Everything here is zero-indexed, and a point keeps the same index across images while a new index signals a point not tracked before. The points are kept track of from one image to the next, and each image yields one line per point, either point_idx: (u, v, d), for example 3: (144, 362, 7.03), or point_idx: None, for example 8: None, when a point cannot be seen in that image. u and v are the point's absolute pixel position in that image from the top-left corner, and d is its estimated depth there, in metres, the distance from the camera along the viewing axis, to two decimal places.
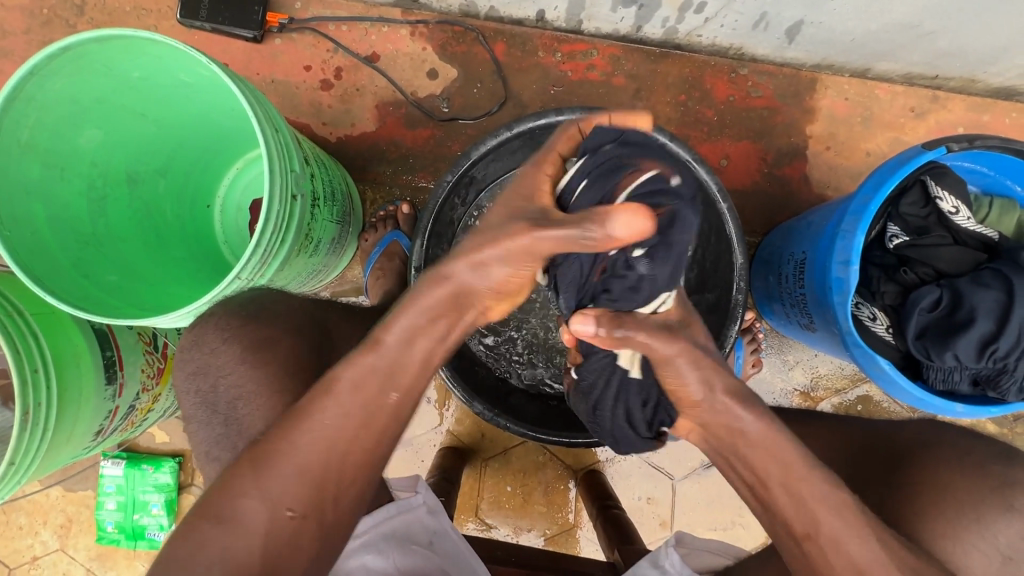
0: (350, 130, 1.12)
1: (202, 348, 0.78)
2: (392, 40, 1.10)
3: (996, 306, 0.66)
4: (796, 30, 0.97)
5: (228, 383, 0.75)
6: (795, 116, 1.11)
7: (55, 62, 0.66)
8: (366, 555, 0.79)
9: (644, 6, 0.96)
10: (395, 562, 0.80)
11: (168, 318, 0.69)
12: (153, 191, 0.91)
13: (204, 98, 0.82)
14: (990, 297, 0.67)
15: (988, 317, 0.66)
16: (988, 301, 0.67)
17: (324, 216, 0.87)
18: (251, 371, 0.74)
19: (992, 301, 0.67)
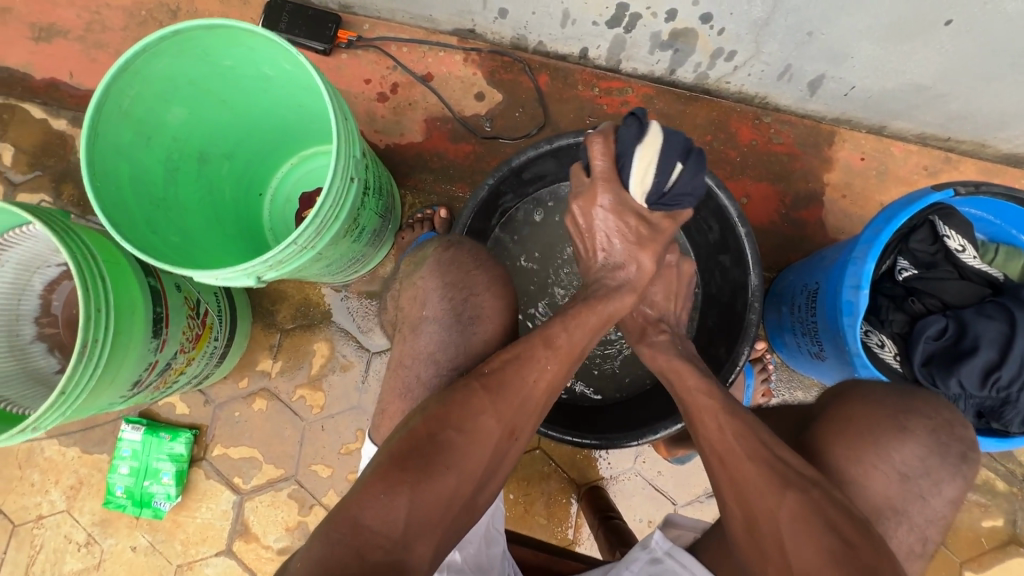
0: (399, 139, 1.21)
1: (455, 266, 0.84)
2: (446, 63, 1.21)
3: (999, 337, 0.70)
4: (817, 83, 1.05)
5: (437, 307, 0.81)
6: (814, 164, 1.19)
7: (166, 43, 0.76)
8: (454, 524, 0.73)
9: (678, 51, 1.06)
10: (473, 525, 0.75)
11: (228, 273, 0.75)
12: (217, 172, 0.99)
13: (280, 93, 0.92)
14: (993, 329, 0.71)
15: (990, 347, 0.70)
16: (991, 333, 0.71)
17: (371, 206, 0.95)
18: (462, 301, 0.81)
19: (994, 332, 0.71)
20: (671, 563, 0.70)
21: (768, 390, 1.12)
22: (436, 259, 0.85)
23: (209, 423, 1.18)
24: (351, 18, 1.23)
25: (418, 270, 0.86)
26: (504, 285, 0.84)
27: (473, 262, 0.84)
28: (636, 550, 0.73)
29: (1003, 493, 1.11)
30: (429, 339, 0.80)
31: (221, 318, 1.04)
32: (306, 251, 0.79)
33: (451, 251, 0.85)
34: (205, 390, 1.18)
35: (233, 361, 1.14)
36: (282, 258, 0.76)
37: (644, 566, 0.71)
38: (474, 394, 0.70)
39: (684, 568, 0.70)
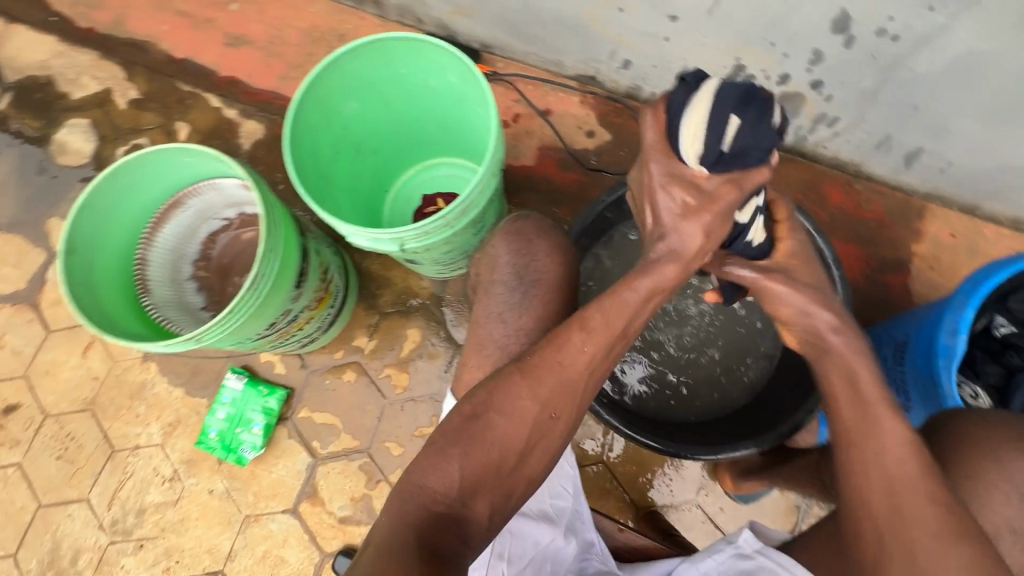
0: (513, 161, 1.36)
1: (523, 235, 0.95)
2: (564, 102, 1.37)
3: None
4: (914, 156, 1.13)
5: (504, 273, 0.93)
6: (902, 234, 1.24)
7: (368, 46, 0.94)
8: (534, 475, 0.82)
9: (783, 113, 1.17)
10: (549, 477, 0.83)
11: (381, 235, 0.88)
12: (364, 164, 1.15)
13: (435, 103, 1.08)
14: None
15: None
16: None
17: (494, 208, 1.07)
18: (525, 266, 0.92)
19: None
20: (762, 560, 0.76)
21: None
22: (505, 228, 0.96)
23: (301, 386, 1.28)
24: (488, 56, 1.42)
25: (490, 237, 0.98)
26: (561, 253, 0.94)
27: (535, 232, 0.95)
28: (722, 544, 0.79)
29: None
30: (499, 300, 0.91)
31: (338, 290, 1.17)
32: (445, 229, 0.91)
33: (517, 222, 0.97)
34: (303, 356, 1.29)
35: (335, 333, 1.25)
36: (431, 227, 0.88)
37: (732, 559, 0.77)
38: (515, 377, 0.70)
39: (781, 567, 0.74)
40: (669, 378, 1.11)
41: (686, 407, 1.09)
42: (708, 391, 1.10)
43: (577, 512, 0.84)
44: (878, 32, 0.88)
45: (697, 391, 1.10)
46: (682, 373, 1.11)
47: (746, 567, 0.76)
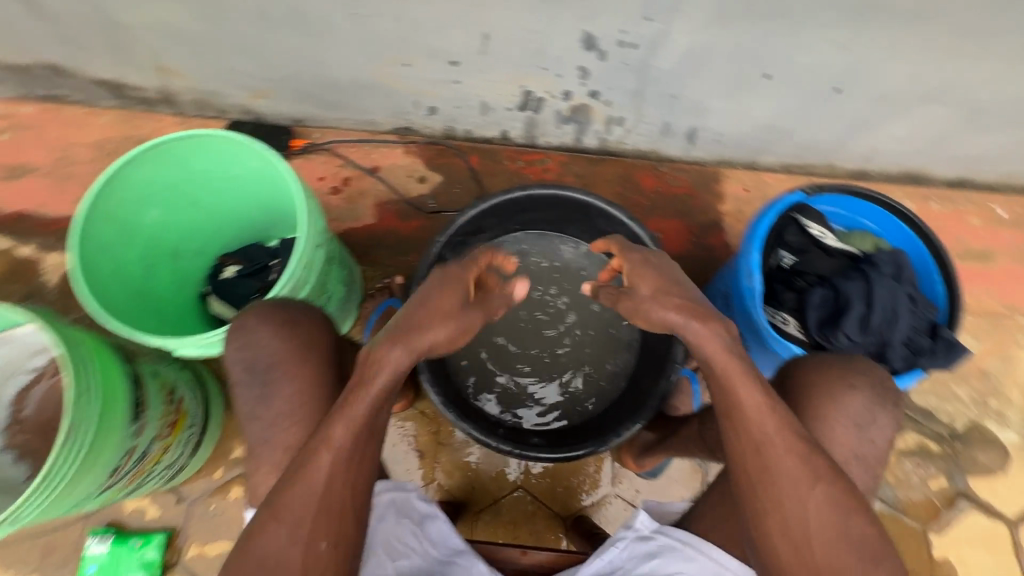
0: (355, 223, 1.37)
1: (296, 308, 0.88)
2: (389, 156, 1.41)
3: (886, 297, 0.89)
4: (693, 134, 1.31)
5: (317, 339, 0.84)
6: (708, 198, 1.43)
7: (148, 153, 0.90)
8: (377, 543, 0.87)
9: (579, 123, 1.30)
10: (392, 534, 0.88)
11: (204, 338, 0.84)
12: (189, 267, 1.09)
13: (247, 189, 1.05)
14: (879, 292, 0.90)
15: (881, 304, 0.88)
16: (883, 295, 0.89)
17: (335, 276, 1.06)
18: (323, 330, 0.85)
19: (884, 295, 0.89)
20: (661, 539, 0.88)
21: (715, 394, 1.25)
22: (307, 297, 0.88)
23: (183, 522, 1.15)
24: (303, 129, 1.42)
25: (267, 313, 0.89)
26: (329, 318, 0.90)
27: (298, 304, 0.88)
28: (624, 530, 0.90)
29: (936, 453, 1.26)
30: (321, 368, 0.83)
31: (195, 406, 1.08)
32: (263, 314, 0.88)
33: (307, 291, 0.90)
34: (177, 488, 1.17)
35: (206, 452, 1.14)
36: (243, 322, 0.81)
37: (634, 543, 0.89)
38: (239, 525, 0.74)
39: (681, 542, 0.87)
40: (552, 390, 1.16)
41: (576, 410, 1.14)
42: (592, 389, 1.15)
43: (442, 558, 0.89)
44: (619, 44, 1.02)
45: (583, 391, 1.15)
46: (563, 381, 1.16)
47: (647, 548, 0.88)
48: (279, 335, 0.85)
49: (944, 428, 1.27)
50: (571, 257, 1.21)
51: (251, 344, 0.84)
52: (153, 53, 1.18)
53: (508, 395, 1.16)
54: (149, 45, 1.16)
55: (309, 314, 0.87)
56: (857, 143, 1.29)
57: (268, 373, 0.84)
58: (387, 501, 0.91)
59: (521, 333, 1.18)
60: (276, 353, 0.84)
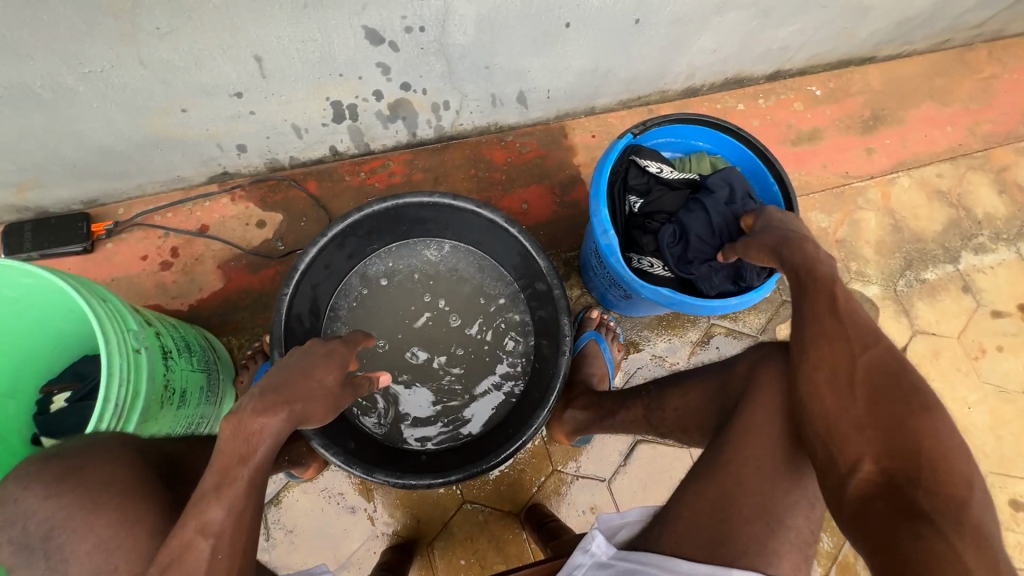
0: (201, 295, 1.22)
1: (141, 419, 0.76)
2: (215, 209, 1.26)
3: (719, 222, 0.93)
4: (523, 98, 1.27)
5: None
6: (562, 155, 1.41)
7: None
8: None
9: (406, 118, 1.22)
10: None
11: None
12: (2, 415, 0.93)
13: (35, 309, 0.89)
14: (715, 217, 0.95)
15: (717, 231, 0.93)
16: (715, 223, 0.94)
17: (182, 369, 0.93)
18: None
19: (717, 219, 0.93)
20: (619, 566, 0.75)
21: (621, 345, 1.28)
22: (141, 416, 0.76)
23: None
24: (102, 209, 1.22)
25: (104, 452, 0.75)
26: None
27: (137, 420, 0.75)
28: (579, 557, 0.78)
29: None
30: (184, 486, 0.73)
31: None
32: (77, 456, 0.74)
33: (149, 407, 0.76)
34: None
35: None
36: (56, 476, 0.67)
37: (593, 571, 0.76)
38: None
39: (642, 564, 0.73)
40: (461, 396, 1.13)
41: (491, 408, 1.12)
42: (498, 381, 1.13)
43: None
44: (407, 30, 0.94)
45: (492, 386, 1.13)
46: (469, 384, 1.13)
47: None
48: (59, 489, 0.65)
49: None
50: (439, 258, 1.16)
51: (15, 519, 0.63)
52: None
53: (421, 419, 1.11)
54: None
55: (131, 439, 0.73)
56: (676, 64, 1.31)
57: (49, 544, 0.63)
58: None
59: (412, 351, 1.13)
60: None
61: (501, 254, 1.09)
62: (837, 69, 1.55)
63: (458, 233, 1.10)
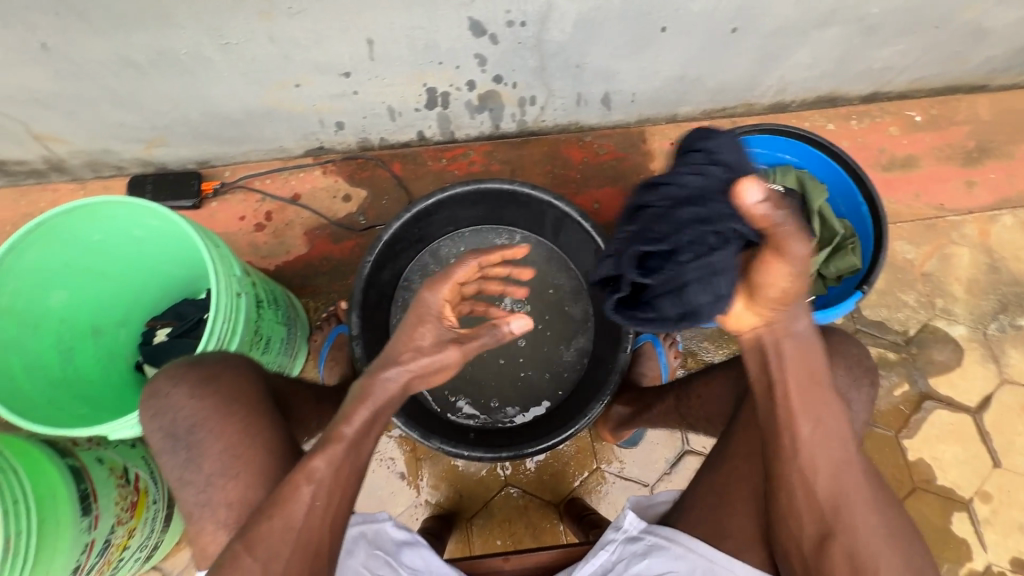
0: (287, 257, 1.32)
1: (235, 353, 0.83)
2: (308, 180, 1.35)
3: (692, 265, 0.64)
4: (607, 99, 1.29)
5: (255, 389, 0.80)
6: (638, 159, 1.42)
7: (30, 237, 0.84)
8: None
9: (492, 110, 1.27)
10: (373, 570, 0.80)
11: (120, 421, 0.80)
12: (114, 340, 1.04)
13: (154, 249, 0.99)
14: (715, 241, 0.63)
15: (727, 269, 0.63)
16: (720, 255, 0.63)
17: (270, 318, 1.02)
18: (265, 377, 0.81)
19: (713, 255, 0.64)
20: (650, 539, 0.81)
21: (679, 352, 1.26)
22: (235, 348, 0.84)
23: None
24: (212, 170, 1.35)
25: None
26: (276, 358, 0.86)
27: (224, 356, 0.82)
28: (611, 533, 0.84)
29: (896, 360, 1.30)
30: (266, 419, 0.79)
31: (155, 479, 1.03)
32: None
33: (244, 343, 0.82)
34: (160, 564, 1.12)
35: (180, 522, 1.10)
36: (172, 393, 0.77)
37: (624, 545, 0.83)
38: None
39: (668, 540, 0.79)
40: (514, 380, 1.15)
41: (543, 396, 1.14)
42: (552, 370, 1.15)
43: None
44: (509, 24, 0.99)
45: (546, 374, 1.14)
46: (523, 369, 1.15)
47: (637, 548, 0.81)
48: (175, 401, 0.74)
49: (898, 336, 1.31)
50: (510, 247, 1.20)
51: (164, 409, 0.77)
52: (23, 122, 1.10)
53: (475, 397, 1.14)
54: (16, 114, 1.07)
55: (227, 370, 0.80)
56: (768, 77, 1.29)
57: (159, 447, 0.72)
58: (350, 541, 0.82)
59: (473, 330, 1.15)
60: (189, 418, 0.75)
61: (572, 246, 1.10)
62: (941, 96, 1.47)
63: (531, 223, 1.13)
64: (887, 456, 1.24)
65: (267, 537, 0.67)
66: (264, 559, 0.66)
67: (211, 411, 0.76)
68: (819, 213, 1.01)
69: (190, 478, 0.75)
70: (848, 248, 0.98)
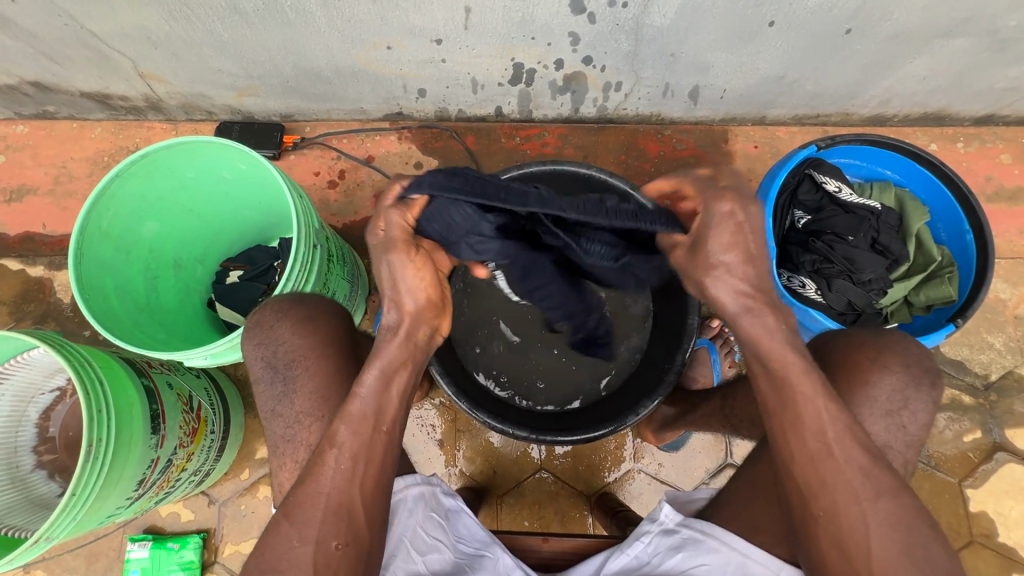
0: (354, 217, 1.35)
1: (304, 301, 0.86)
2: (383, 144, 1.37)
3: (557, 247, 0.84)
4: (695, 93, 1.24)
5: (321, 339, 0.83)
6: (717, 159, 1.36)
7: (135, 166, 0.88)
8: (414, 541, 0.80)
9: (575, 92, 1.24)
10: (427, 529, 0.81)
11: (193, 354, 0.84)
12: (191, 275, 1.10)
13: (238, 193, 1.03)
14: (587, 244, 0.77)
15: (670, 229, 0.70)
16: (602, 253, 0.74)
17: (337, 273, 1.04)
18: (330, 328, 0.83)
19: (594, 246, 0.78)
20: (685, 532, 0.77)
21: (734, 362, 1.22)
22: (305, 296, 0.86)
23: (217, 523, 1.17)
24: (293, 124, 1.39)
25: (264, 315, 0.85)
26: (341, 311, 0.88)
27: (294, 303, 0.84)
28: (647, 524, 0.79)
29: (970, 405, 1.21)
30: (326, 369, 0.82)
31: (214, 410, 1.09)
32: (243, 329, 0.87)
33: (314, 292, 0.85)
34: (208, 491, 1.19)
35: (231, 454, 1.16)
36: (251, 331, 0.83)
37: (659, 538, 0.78)
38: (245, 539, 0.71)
39: (702, 533, 0.76)
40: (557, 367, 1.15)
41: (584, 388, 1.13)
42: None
43: (474, 552, 0.81)
44: (610, 4, 0.96)
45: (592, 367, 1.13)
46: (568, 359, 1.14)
47: (670, 542, 0.77)
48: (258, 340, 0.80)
49: (976, 379, 1.22)
50: None
51: (268, 339, 0.82)
52: (132, 59, 1.16)
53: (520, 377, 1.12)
54: (126, 51, 1.13)
55: (295, 317, 0.83)
56: (873, 85, 1.20)
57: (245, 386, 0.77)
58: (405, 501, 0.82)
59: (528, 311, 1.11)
60: None
61: None
62: None
63: None
64: (947, 503, 1.17)
65: (325, 480, 0.70)
66: (318, 502, 0.69)
67: (298, 350, 0.81)
68: (916, 236, 0.94)
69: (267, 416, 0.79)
70: (944, 277, 0.90)
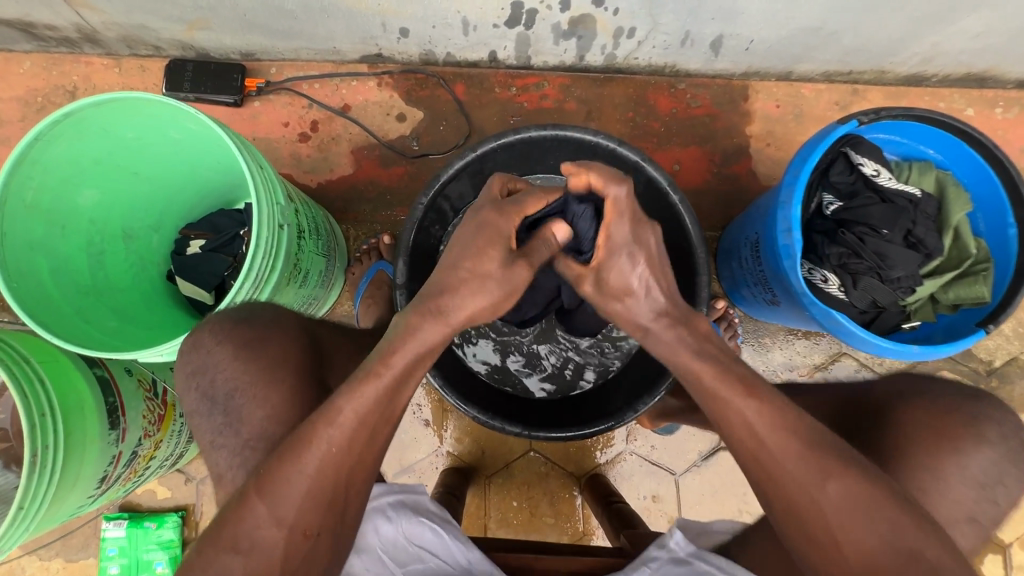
0: (330, 176, 1.20)
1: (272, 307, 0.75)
2: (361, 91, 1.21)
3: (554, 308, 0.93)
4: (718, 43, 1.09)
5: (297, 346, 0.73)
6: (734, 119, 1.23)
7: (59, 126, 0.73)
8: (395, 550, 0.76)
9: (582, 38, 1.08)
10: (412, 540, 0.77)
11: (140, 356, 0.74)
12: (145, 246, 0.97)
13: (188, 152, 0.89)
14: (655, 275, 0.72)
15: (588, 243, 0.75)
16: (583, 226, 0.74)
17: (310, 249, 0.93)
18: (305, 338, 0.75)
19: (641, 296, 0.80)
20: (699, 564, 0.74)
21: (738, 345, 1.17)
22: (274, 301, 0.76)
23: (195, 500, 1.13)
24: (256, 64, 1.20)
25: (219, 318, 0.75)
26: None
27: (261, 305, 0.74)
28: (655, 550, 0.77)
29: None
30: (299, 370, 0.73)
31: None
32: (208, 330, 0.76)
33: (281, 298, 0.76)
34: (184, 469, 1.14)
35: None
36: (218, 326, 0.76)
37: (668, 565, 0.75)
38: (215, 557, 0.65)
39: (720, 570, 0.73)
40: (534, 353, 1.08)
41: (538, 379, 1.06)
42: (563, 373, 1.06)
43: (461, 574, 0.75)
44: None
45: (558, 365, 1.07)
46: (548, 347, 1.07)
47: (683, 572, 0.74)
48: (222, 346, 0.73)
49: (981, 365, 1.19)
50: None
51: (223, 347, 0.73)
52: None
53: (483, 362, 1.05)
54: None
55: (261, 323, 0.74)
56: (919, 41, 1.06)
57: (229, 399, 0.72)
58: (392, 504, 0.80)
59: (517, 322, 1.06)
60: None
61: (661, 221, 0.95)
62: None
63: None
64: None
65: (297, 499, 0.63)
66: (272, 526, 0.63)
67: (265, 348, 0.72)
68: (954, 227, 0.84)
69: (234, 425, 0.72)
70: (979, 275, 0.82)
